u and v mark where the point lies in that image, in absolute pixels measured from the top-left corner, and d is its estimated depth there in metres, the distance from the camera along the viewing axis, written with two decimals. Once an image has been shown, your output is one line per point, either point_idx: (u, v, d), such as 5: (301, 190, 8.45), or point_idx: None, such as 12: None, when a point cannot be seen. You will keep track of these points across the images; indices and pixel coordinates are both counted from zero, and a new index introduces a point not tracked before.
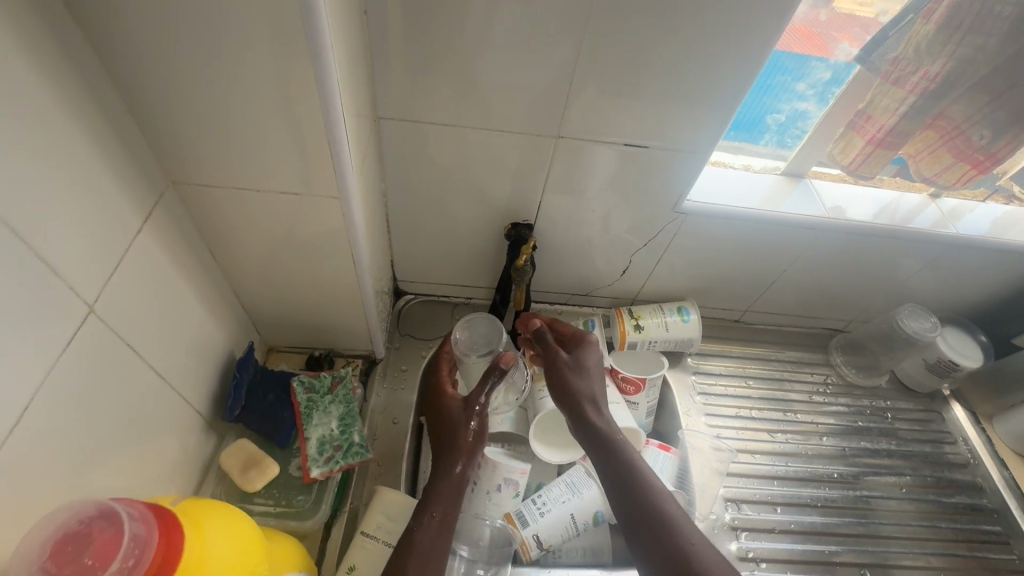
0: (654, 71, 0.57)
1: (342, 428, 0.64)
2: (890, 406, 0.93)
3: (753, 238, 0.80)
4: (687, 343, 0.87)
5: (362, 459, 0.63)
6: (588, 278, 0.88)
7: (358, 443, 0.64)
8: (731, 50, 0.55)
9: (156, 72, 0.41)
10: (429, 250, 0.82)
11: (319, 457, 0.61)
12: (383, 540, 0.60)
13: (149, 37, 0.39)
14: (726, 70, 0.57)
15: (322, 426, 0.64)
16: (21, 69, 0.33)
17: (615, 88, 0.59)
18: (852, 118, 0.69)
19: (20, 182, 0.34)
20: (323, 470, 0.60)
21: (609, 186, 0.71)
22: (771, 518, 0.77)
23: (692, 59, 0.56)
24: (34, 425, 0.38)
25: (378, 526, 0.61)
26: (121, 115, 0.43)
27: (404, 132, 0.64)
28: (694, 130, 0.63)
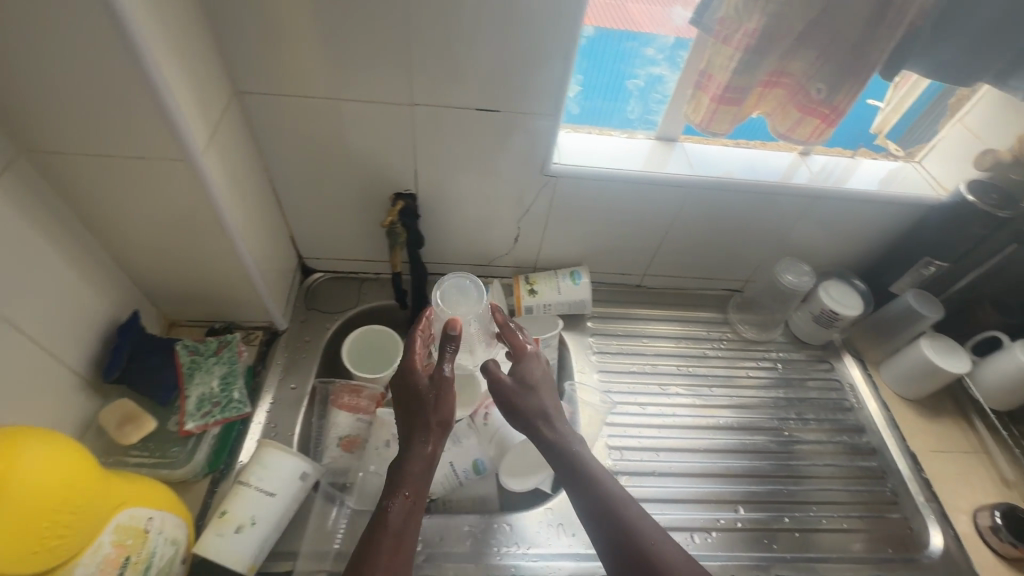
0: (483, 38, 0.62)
1: (223, 386, 0.68)
2: (780, 357, 0.97)
3: (629, 200, 0.85)
4: (580, 304, 0.92)
5: (239, 413, 0.66)
6: (484, 247, 0.92)
7: (237, 399, 0.68)
8: (550, 13, 0.60)
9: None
10: (324, 226, 0.86)
11: (196, 412, 0.65)
12: (255, 486, 0.63)
13: None
14: (550, 34, 0.62)
15: (203, 385, 0.68)
16: None
17: (454, 56, 0.64)
18: (697, 78, 0.73)
19: None
20: (198, 423, 0.65)
21: (476, 152, 0.75)
22: (652, 462, 0.82)
23: (516, 25, 0.61)
24: None
25: (253, 475, 0.64)
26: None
27: (269, 107, 0.69)
28: (538, 92, 0.68)
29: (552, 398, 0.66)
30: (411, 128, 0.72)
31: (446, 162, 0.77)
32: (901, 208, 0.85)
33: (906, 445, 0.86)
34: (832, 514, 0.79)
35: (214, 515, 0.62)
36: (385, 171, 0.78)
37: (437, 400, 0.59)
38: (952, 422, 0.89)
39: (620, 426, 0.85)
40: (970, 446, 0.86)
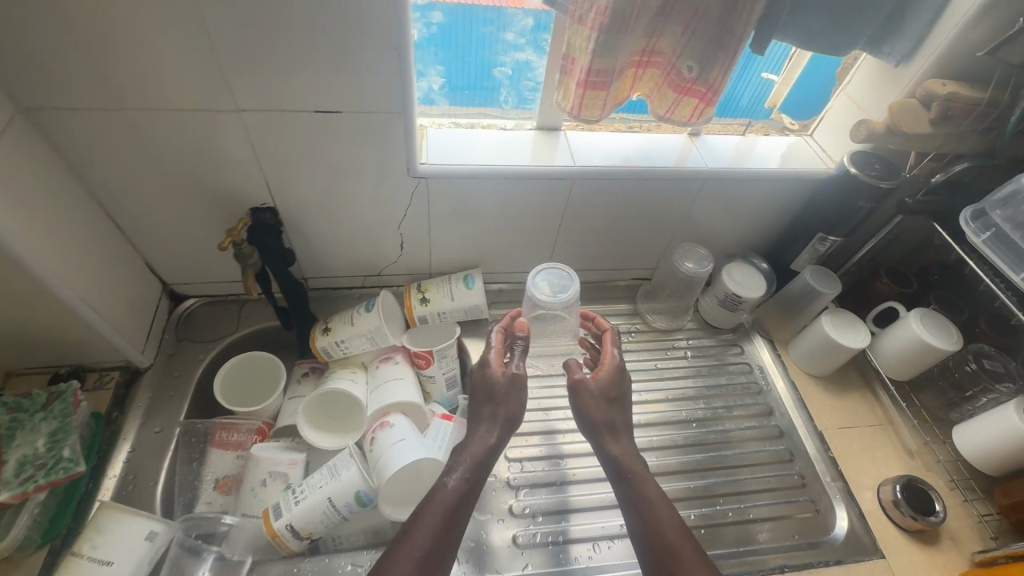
0: (300, 29, 0.55)
1: (50, 444, 0.60)
2: (690, 345, 0.94)
3: (512, 197, 0.80)
4: (476, 309, 0.86)
5: (68, 474, 0.59)
6: (369, 257, 0.86)
7: (67, 458, 0.60)
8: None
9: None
10: (181, 249, 0.78)
11: (13, 478, 0.57)
12: (86, 556, 0.56)
13: None
14: (376, 20, 0.56)
15: (25, 445, 0.60)
16: None
17: (271, 52, 0.57)
18: (561, 63, 0.68)
19: None
20: (15, 492, 0.56)
21: (328, 156, 0.68)
22: (553, 470, 0.78)
23: (334, 13, 0.54)
24: None
25: (85, 543, 0.57)
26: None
27: (70, 124, 0.60)
28: (380, 88, 0.62)
29: (614, 416, 0.71)
30: (246, 136, 0.64)
31: (299, 170, 0.70)
32: (791, 184, 0.83)
33: (813, 425, 0.85)
34: (738, 505, 0.77)
35: None
36: (232, 185, 0.70)
37: (506, 394, 0.69)
38: (858, 396, 0.88)
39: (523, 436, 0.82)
40: (876, 418, 0.86)
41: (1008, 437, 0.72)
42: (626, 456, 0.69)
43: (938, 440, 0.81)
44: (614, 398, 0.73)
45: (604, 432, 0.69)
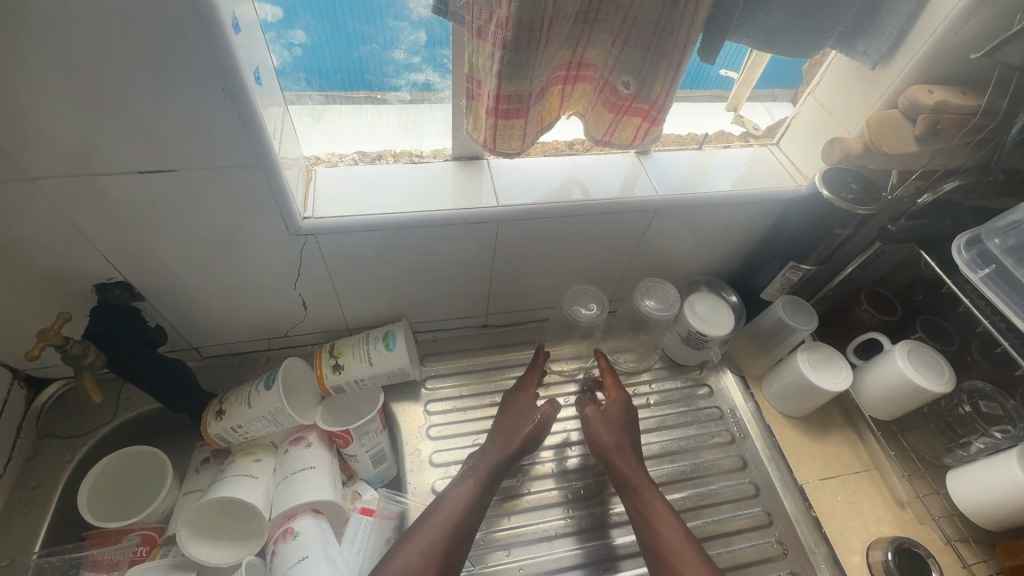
0: (88, 68, 0.41)
1: None
2: (653, 389, 0.83)
3: (430, 243, 0.66)
4: (401, 372, 0.74)
5: None
6: (270, 320, 0.73)
7: None
8: (165, 22, 0.39)
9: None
10: (22, 335, 0.63)
11: None
12: None
13: None
14: (192, 53, 0.41)
15: None
16: None
17: (58, 101, 0.42)
18: (465, 86, 0.54)
19: None
20: None
21: (183, 222, 0.55)
22: (496, 564, 0.68)
23: (129, 45, 0.40)
24: None
25: None
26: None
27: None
28: (224, 136, 0.48)
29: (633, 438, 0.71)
30: (55, 205, 0.49)
31: (147, 240, 0.56)
32: (757, 206, 0.71)
33: (792, 478, 0.75)
34: None
35: None
36: (61, 264, 0.56)
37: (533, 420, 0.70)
38: (840, 437, 0.79)
39: None
40: (860, 464, 0.76)
41: (1007, 492, 0.62)
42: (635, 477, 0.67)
43: (930, 488, 0.72)
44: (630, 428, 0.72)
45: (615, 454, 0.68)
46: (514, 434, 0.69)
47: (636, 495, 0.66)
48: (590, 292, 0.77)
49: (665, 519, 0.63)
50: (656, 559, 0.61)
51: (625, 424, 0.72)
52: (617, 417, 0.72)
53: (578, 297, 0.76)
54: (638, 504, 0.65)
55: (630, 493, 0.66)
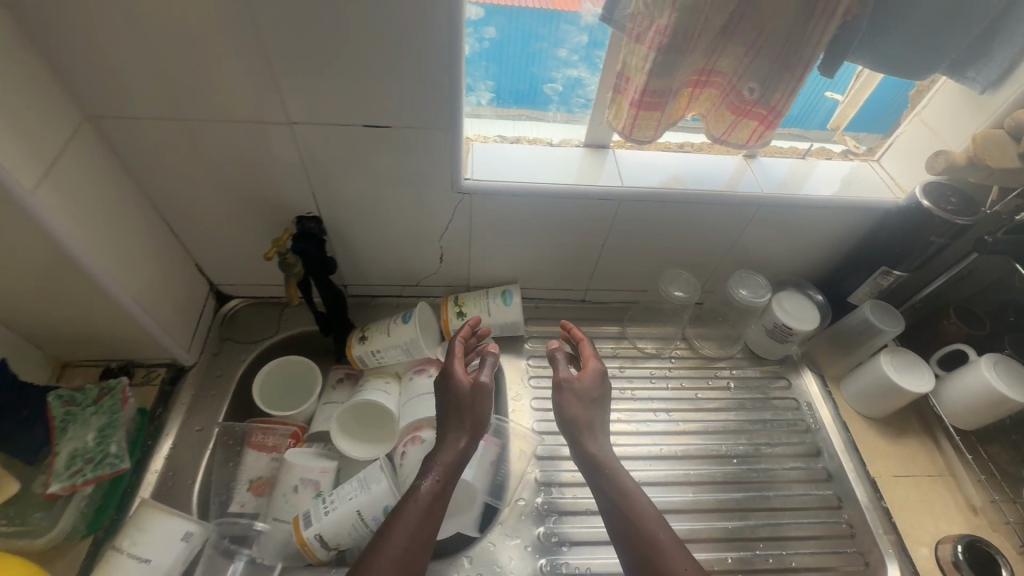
0: (363, 45, 0.55)
1: (99, 440, 0.63)
2: (734, 375, 0.90)
3: (557, 214, 0.78)
4: (513, 326, 0.85)
5: (114, 470, 0.61)
6: (410, 269, 0.86)
7: (113, 454, 0.62)
8: (423, 13, 0.53)
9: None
10: (229, 252, 0.80)
11: (65, 471, 0.60)
12: (125, 551, 0.58)
13: None
14: (434, 39, 0.55)
15: (76, 439, 0.62)
16: None
17: (334, 66, 0.57)
18: (615, 82, 0.66)
19: None
20: (65, 484, 0.59)
21: (377, 173, 0.69)
22: (585, 498, 0.75)
23: (395, 30, 0.54)
24: None
25: (126, 538, 0.58)
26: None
27: (133, 132, 0.61)
28: (432, 104, 0.61)
29: (597, 413, 0.73)
30: (297, 147, 0.65)
31: (346, 184, 0.70)
32: (854, 213, 0.78)
33: (866, 470, 0.79)
34: (778, 552, 0.73)
35: None
36: (280, 195, 0.71)
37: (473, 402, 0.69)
38: (916, 442, 0.82)
39: (557, 459, 0.78)
40: (934, 468, 0.80)
41: None
42: (604, 453, 0.70)
43: (1006, 498, 0.75)
44: (595, 400, 0.74)
45: (581, 432, 0.71)
46: (465, 420, 0.68)
47: (602, 474, 0.68)
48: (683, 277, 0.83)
49: (639, 499, 0.65)
50: (629, 541, 0.63)
51: (591, 396, 0.74)
52: (592, 386, 0.74)
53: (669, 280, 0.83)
54: (611, 485, 0.67)
55: (598, 471, 0.68)
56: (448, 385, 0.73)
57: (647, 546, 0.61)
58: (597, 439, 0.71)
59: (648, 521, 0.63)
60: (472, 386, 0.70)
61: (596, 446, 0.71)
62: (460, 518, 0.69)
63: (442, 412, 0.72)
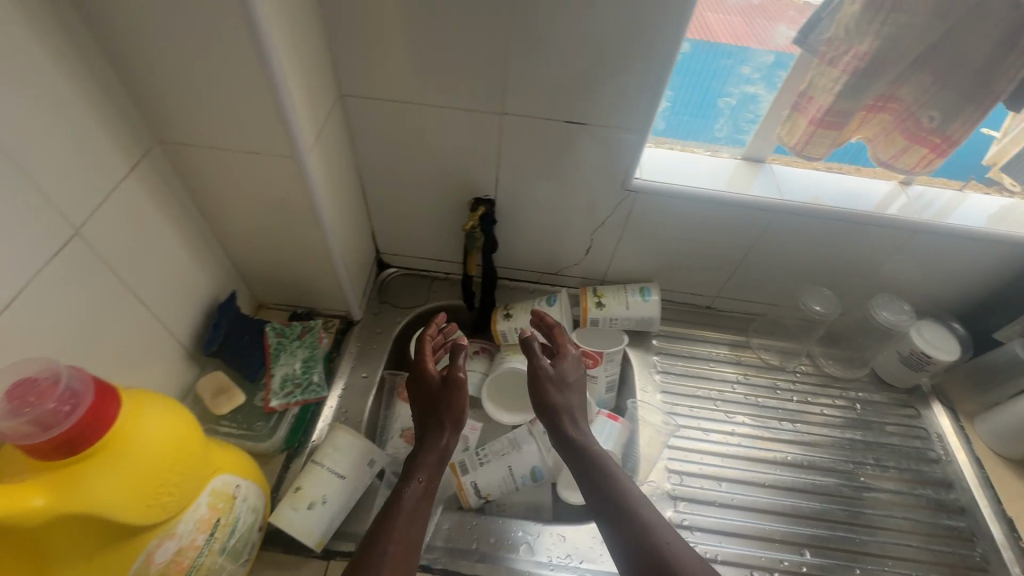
0: (593, 52, 0.63)
1: (304, 367, 0.73)
2: (860, 397, 0.91)
3: (711, 220, 0.83)
4: (648, 321, 0.90)
5: (318, 395, 0.72)
6: (556, 257, 0.93)
7: (316, 382, 0.73)
8: (650, 25, 0.60)
9: (119, 26, 0.48)
10: (405, 224, 0.90)
11: (280, 390, 0.70)
12: (327, 466, 0.67)
13: (135, 21, 0.48)
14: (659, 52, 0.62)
15: (287, 365, 0.73)
16: (28, 37, 0.43)
17: (561, 67, 0.64)
18: (796, 100, 0.71)
19: (23, 131, 0.44)
20: (282, 401, 0.70)
21: (560, 165, 0.77)
22: (712, 489, 0.78)
23: (624, 41, 0.61)
24: (24, 313, 0.46)
25: (326, 455, 0.68)
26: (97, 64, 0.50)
27: (370, 110, 0.71)
28: (630, 107, 0.68)
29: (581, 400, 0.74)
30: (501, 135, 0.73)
31: (527, 173, 0.78)
32: (1014, 249, 0.78)
33: (1000, 510, 0.79)
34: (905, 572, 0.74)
35: (289, 490, 0.66)
36: (467, 177, 0.80)
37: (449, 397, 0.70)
38: None
39: (684, 450, 0.82)
40: None
41: None
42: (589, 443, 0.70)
43: None
44: (574, 383, 0.75)
45: (563, 418, 0.71)
46: (446, 416, 0.69)
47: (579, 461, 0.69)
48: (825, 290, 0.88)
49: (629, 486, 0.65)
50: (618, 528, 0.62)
51: (557, 389, 0.73)
52: (570, 373, 0.75)
53: (811, 295, 0.88)
54: (598, 473, 0.66)
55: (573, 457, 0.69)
56: (417, 384, 0.75)
57: (640, 533, 0.61)
58: (576, 425, 0.71)
59: (643, 510, 0.63)
60: (447, 384, 0.71)
61: (578, 432, 0.72)
62: None
63: (419, 412, 0.73)
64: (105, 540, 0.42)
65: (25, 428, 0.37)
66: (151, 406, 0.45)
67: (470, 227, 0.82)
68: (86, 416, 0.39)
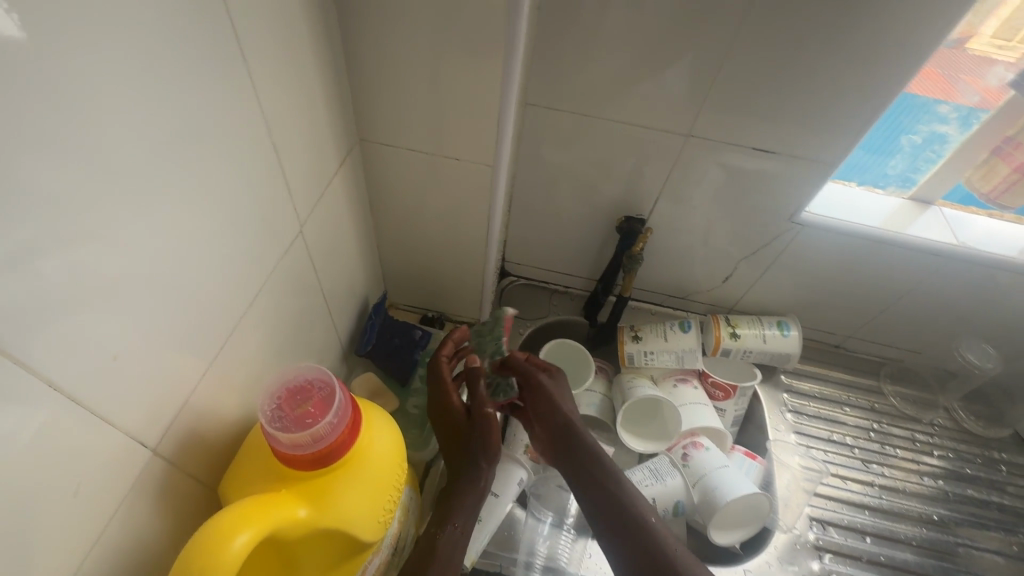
0: (799, 80, 0.62)
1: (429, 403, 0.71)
2: (1006, 459, 0.86)
3: (871, 260, 0.79)
4: (784, 357, 0.87)
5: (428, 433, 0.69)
6: (688, 281, 0.91)
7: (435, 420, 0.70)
8: (865, 55, 0.59)
9: (373, 29, 0.49)
10: (542, 232, 0.89)
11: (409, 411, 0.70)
12: None
13: (391, 23, 0.49)
14: (870, 87, 0.61)
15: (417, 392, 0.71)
16: (307, 33, 0.44)
17: (758, 93, 0.64)
18: (999, 145, 0.70)
19: (290, 124, 0.44)
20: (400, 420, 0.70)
21: (725, 190, 0.76)
22: (856, 543, 0.75)
23: (830, 70, 0.60)
24: (264, 304, 0.46)
25: None
26: (337, 63, 0.51)
27: (547, 119, 0.73)
28: (818, 137, 0.67)
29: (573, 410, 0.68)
30: (675, 155, 0.73)
31: (685, 194, 0.78)
32: None
33: None
34: None
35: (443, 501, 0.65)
36: (621, 192, 0.80)
37: (486, 433, 0.60)
38: None
39: (822, 498, 0.79)
40: None
41: None
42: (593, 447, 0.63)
43: None
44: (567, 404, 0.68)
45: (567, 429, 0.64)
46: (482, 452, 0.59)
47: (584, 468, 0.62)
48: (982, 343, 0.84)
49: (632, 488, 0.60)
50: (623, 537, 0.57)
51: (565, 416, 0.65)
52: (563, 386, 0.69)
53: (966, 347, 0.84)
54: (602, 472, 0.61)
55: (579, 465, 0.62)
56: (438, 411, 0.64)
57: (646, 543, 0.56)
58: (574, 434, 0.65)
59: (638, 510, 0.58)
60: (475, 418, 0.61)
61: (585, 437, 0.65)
62: (741, 532, 0.71)
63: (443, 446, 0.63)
64: (345, 556, 0.41)
65: (300, 438, 0.36)
66: (376, 415, 0.46)
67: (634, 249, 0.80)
68: (346, 429, 0.39)
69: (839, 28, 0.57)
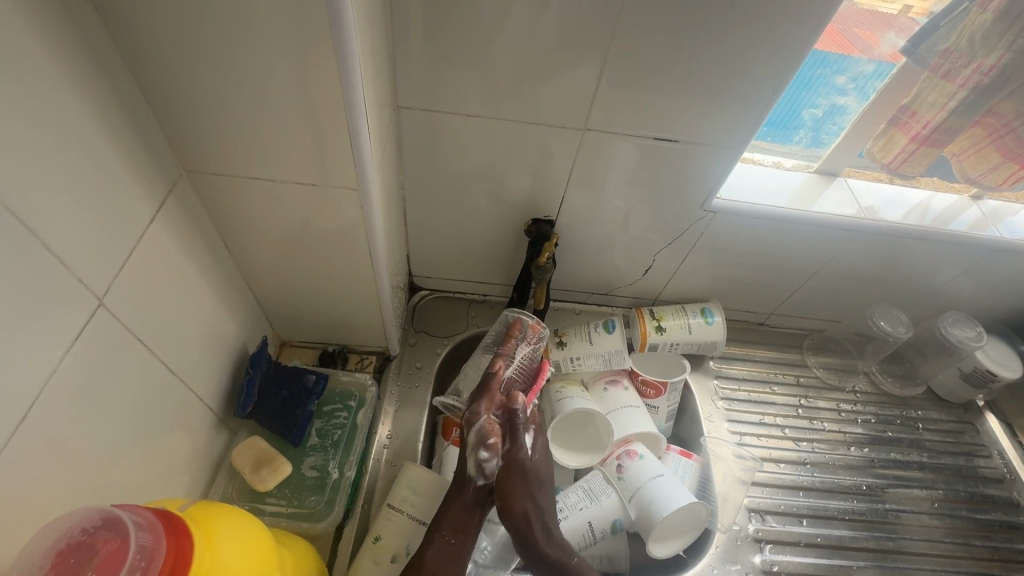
0: (682, 67, 0.58)
1: (326, 460, 0.64)
2: (922, 417, 0.89)
3: (785, 241, 0.77)
4: (711, 345, 0.84)
5: (320, 502, 0.61)
6: (609, 277, 0.87)
7: (336, 480, 0.63)
8: (743, 37, 0.55)
9: (158, 42, 0.39)
10: (447, 242, 0.82)
11: (306, 477, 0.62)
12: (408, 512, 0.61)
13: (173, 33, 0.39)
14: (759, 67, 0.57)
15: (316, 454, 0.64)
16: (48, 61, 0.34)
17: (645, 80, 0.59)
18: (895, 114, 0.68)
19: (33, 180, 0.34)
20: (291, 494, 0.61)
21: (626, 183, 0.71)
22: (793, 527, 0.75)
23: (712, 52, 0.56)
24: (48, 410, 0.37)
25: (404, 499, 0.62)
26: (124, 86, 0.41)
27: (426, 122, 0.65)
28: (713, 122, 0.63)
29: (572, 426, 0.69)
30: (573, 152, 0.67)
31: (588, 189, 0.72)
32: None
33: None
34: None
35: (367, 540, 0.60)
36: (521, 194, 0.73)
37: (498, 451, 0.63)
38: None
39: (759, 486, 0.78)
40: None
41: None
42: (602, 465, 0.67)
43: None
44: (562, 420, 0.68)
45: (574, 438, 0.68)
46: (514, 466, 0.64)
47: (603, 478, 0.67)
48: (895, 311, 0.84)
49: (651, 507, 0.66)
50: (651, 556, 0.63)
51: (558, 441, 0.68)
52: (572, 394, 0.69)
53: (881, 315, 0.85)
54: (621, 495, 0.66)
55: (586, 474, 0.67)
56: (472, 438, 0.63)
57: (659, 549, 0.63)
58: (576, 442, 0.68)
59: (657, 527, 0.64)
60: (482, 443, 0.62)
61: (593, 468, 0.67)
62: (684, 540, 0.68)
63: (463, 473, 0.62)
64: None
65: None
66: (223, 528, 0.38)
67: (541, 260, 0.74)
68: None
69: (717, 7, 0.53)
